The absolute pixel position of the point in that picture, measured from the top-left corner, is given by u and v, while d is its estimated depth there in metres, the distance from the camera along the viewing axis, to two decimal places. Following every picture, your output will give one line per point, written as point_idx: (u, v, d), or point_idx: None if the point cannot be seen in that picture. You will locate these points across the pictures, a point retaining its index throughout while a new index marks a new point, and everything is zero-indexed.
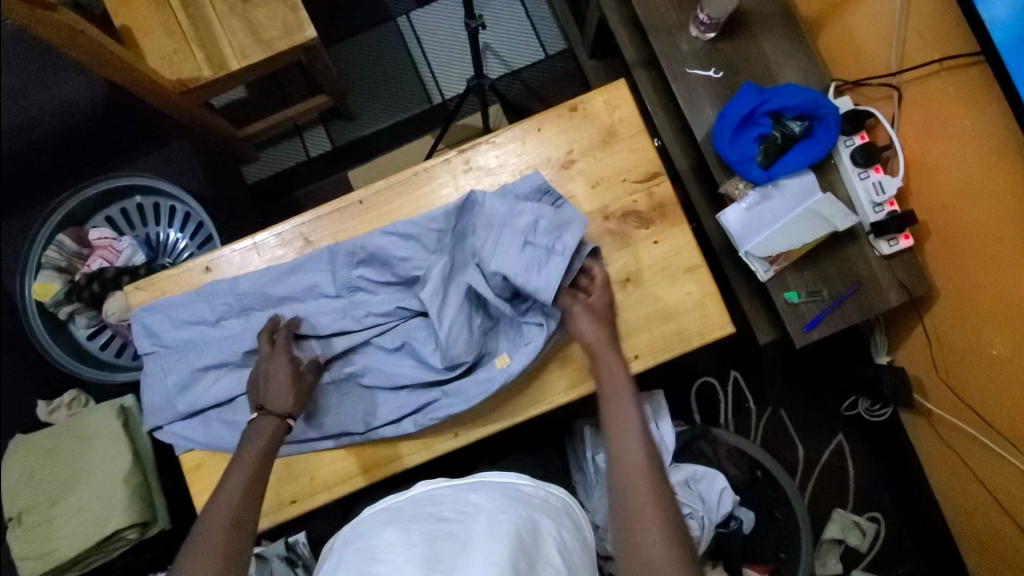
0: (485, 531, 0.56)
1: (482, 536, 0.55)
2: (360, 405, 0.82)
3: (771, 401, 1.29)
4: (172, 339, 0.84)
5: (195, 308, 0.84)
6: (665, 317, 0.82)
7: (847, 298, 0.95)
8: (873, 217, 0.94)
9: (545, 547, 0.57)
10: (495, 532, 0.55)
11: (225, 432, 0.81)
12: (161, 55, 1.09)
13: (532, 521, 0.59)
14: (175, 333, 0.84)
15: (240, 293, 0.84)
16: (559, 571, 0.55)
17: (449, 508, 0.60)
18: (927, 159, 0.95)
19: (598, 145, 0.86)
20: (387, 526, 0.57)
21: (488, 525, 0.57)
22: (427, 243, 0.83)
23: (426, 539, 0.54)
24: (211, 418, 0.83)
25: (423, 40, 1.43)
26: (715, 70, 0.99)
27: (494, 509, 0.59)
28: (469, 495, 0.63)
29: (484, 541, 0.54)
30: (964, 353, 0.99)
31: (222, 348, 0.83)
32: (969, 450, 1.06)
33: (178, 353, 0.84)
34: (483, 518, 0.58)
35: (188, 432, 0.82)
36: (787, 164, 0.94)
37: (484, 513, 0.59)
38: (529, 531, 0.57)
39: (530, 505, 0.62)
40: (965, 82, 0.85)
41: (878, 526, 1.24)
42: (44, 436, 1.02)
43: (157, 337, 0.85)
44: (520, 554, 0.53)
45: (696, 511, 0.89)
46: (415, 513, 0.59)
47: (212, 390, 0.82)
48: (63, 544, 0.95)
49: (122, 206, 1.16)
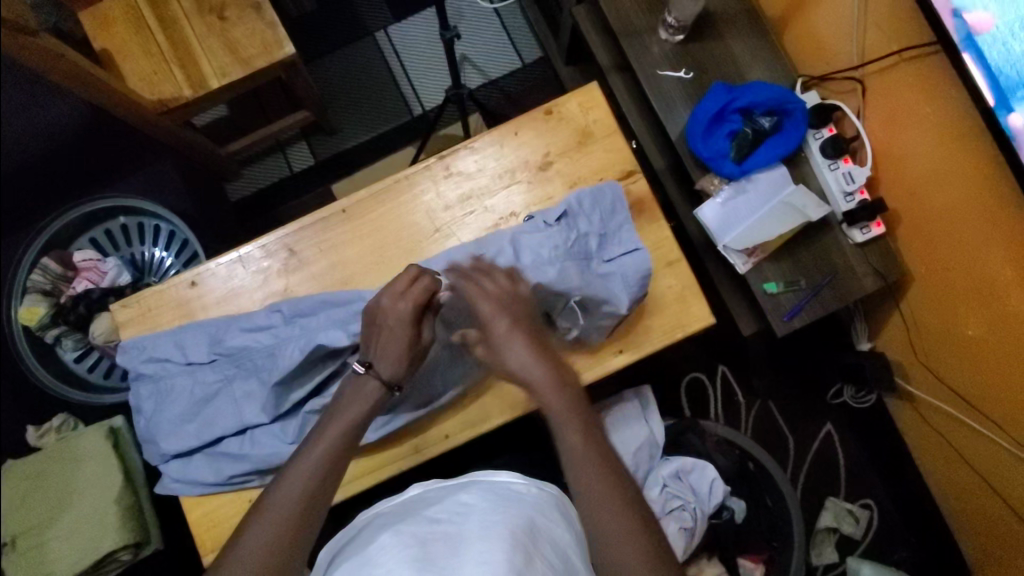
0: (478, 531, 0.57)
1: (475, 536, 0.56)
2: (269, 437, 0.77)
3: (759, 394, 1.32)
4: (147, 369, 0.81)
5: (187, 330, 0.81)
6: (646, 312, 0.83)
7: (824, 286, 0.97)
8: (845, 207, 0.97)
9: (540, 540, 0.59)
10: (488, 533, 0.57)
11: (206, 470, 0.78)
12: (140, 77, 1.10)
13: (530, 519, 0.61)
14: (149, 361, 0.81)
15: (283, 309, 0.81)
16: (553, 563, 0.57)
17: (444, 509, 0.62)
18: (894, 149, 0.98)
19: (574, 146, 0.87)
20: (383, 533, 0.59)
21: (480, 526, 0.58)
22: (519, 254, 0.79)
23: (420, 539, 0.56)
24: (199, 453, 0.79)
25: (401, 53, 1.46)
26: (685, 71, 1.01)
27: (485, 511, 0.61)
28: (460, 496, 0.64)
29: (476, 540, 0.56)
30: (943, 334, 1.01)
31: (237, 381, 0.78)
32: (956, 434, 1.08)
33: (151, 387, 0.80)
34: (476, 519, 0.59)
35: (183, 472, 0.78)
36: (758, 159, 0.97)
37: (476, 514, 0.60)
38: (522, 528, 0.59)
39: (521, 505, 0.63)
40: (925, 72, 0.88)
41: (870, 512, 1.28)
42: (33, 462, 1.02)
43: (142, 363, 0.81)
44: (513, 549, 0.55)
45: (689, 503, 0.92)
46: (410, 517, 0.61)
47: (195, 430, 0.78)
48: (58, 566, 0.94)
49: (105, 227, 1.16)
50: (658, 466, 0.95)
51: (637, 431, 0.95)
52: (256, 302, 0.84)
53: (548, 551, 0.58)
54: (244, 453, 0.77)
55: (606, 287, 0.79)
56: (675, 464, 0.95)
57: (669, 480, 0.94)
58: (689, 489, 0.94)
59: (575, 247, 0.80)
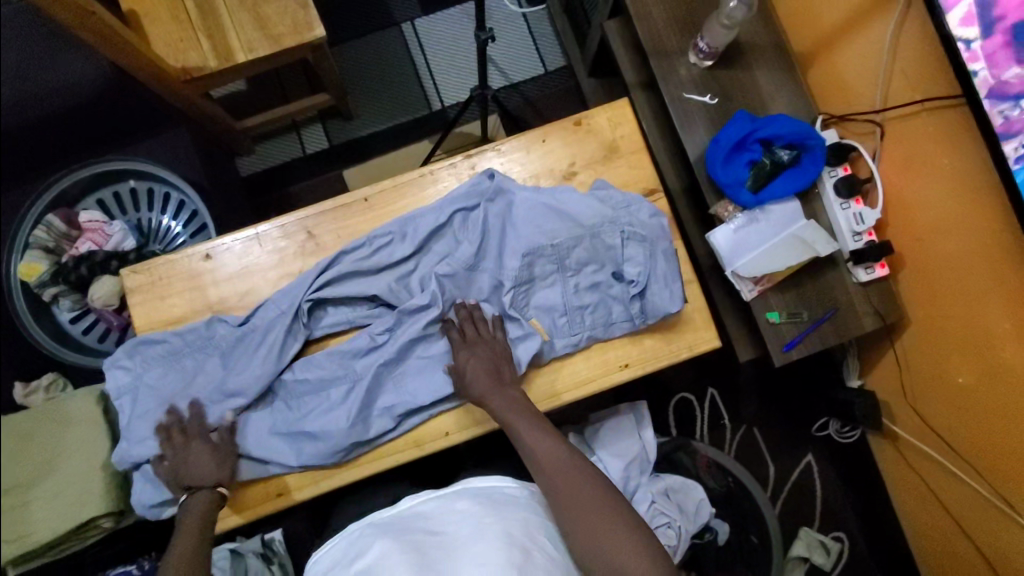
0: (473, 535, 0.59)
1: (471, 542, 0.58)
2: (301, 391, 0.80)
3: (745, 419, 1.34)
4: (183, 356, 0.80)
5: (187, 357, 0.80)
6: (655, 329, 0.83)
7: (824, 321, 1.00)
8: (852, 246, 1.00)
9: (537, 537, 0.61)
10: (483, 535, 0.58)
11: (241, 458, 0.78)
12: (167, 42, 1.09)
13: (522, 517, 0.63)
14: (187, 347, 0.80)
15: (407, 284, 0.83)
16: (551, 556, 0.60)
17: (436, 517, 0.62)
18: (905, 195, 1.01)
19: (600, 159, 0.86)
20: (377, 542, 0.60)
21: (474, 529, 0.59)
22: (551, 221, 0.81)
23: (416, 549, 0.57)
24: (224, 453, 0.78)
25: (425, 45, 1.46)
26: (711, 97, 1.03)
27: (477, 514, 0.62)
28: (453, 501, 0.64)
29: (472, 545, 0.57)
30: (933, 379, 1.04)
31: (257, 351, 0.79)
32: (934, 476, 1.10)
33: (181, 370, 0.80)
34: (469, 525, 0.60)
35: None
36: (774, 190, 0.98)
37: (468, 519, 0.61)
38: (518, 527, 0.60)
39: (515, 506, 0.65)
40: (944, 123, 0.90)
41: (841, 545, 1.30)
42: (15, 421, 0.99)
43: (177, 349, 0.80)
44: (511, 549, 0.57)
45: (674, 521, 0.92)
46: (403, 526, 0.61)
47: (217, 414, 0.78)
48: (38, 528, 0.94)
49: (114, 189, 1.15)
50: (647, 482, 0.96)
51: (627, 446, 0.97)
52: (269, 281, 0.83)
53: (547, 547, 0.61)
54: (303, 374, 0.80)
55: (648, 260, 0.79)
56: (664, 483, 0.97)
57: (657, 496, 0.94)
58: (675, 505, 0.96)
59: (615, 237, 0.80)
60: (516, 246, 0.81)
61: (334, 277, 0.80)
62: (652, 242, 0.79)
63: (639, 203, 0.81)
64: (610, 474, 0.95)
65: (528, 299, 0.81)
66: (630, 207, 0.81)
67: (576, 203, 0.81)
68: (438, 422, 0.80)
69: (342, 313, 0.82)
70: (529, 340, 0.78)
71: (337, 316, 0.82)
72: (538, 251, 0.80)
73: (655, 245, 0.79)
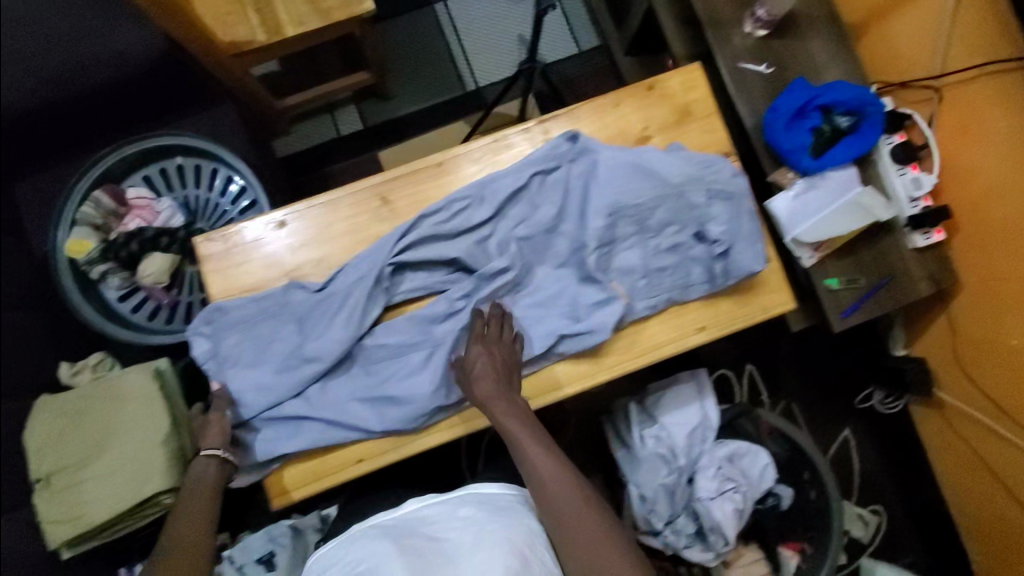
0: (473, 545, 0.61)
1: (471, 553, 0.60)
2: (375, 358, 0.79)
3: (784, 394, 1.36)
4: (258, 323, 0.79)
5: (263, 323, 0.78)
6: (731, 292, 0.82)
7: (881, 288, 1.01)
8: (911, 212, 1.00)
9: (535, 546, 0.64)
10: (485, 545, 0.61)
11: (315, 427, 0.77)
12: (216, 17, 1.09)
13: (522, 527, 0.65)
14: (262, 313, 0.79)
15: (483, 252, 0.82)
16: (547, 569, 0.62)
17: (436, 524, 0.64)
18: (960, 160, 1.01)
19: (672, 123, 0.87)
20: (381, 543, 0.61)
21: (476, 538, 0.62)
22: (634, 181, 0.81)
23: (418, 555, 0.59)
24: (299, 423, 0.77)
25: (459, 26, 1.45)
26: (766, 66, 1.04)
27: (480, 522, 0.64)
28: (458, 508, 0.66)
29: (474, 554, 0.60)
30: (986, 343, 1.04)
31: (335, 315, 0.77)
32: (984, 443, 1.10)
33: (259, 337, 0.78)
34: (471, 534, 0.62)
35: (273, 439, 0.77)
36: (834, 156, 0.98)
37: (472, 527, 0.63)
38: (518, 537, 0.63)
39: (515, 513, 0.67)
40: (1005, 86, 0.94)
41: (880, 518, 1.33)
42: (69, 398, 0.98)
43: (253, 315, 0.79)
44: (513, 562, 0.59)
45: (740, 486, 0.94)
46: (407, 530, 0.63)
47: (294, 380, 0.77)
48: (97, 506, 0.91)
49: (161, 166, 1.13)
50: (713, 449, 0.97)
51: (688, 415, 0.97)
52: (342, 248, 0.82)
53: (545, 559, 0.63)
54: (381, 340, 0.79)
55: (731, 221, 0.79)
56: (730, 447, 0.96)
57: (723, 462, 0.95)
58: (740, 472, 0.96)
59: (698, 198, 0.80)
60: (600, 205, 0.80)
61: (413, 240, 0.79)
62: (735, 202, 0.79)
63: (721, 163, 0.81)
64: (675, 441, 0.95)
65: (610, 262, 0.80)
66: (713, 166, 0.81)
67: (658, 161, 0.81)
68: (518, 387, 0.80)
69: (419, 278, 0.81)
70: (612, 303, 0.78)
71: (414, 282, 0.81)
72: (622, 210, 0.80)
73: (740, 206, 0.79)
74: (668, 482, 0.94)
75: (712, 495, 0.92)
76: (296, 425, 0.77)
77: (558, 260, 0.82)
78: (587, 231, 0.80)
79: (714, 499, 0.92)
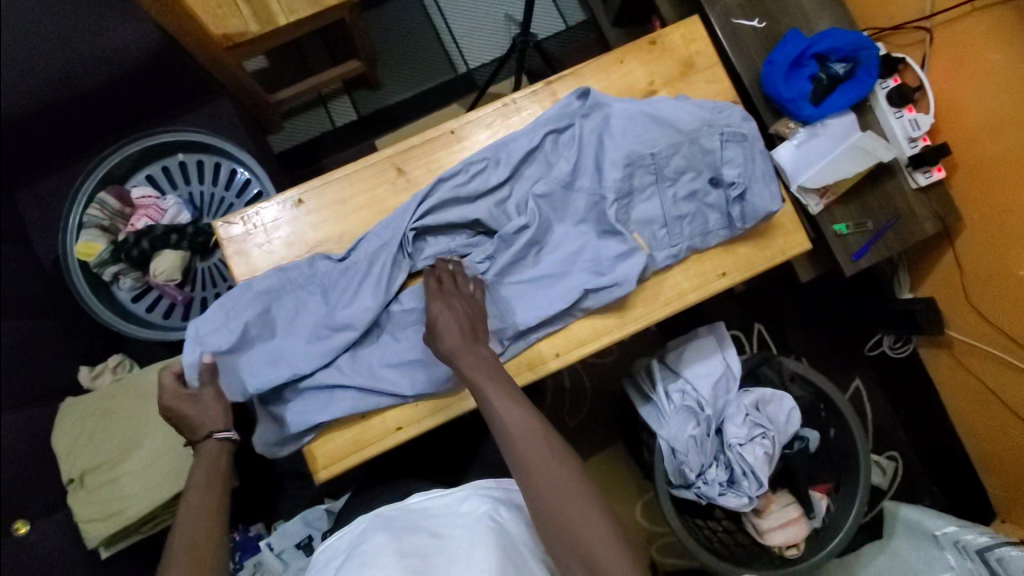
0: (468, 545, 0.62)
1: (465, 555, 0.61)
2: (403, 324, 0.81)
3: (794, 349, 1.39)
4: (290, 293, 0.81)
5: (288, 296, 0.80)
6: (746, 237, 0.85)
7: (889, 229, 1.03)
8: (910, 152, 1.03)
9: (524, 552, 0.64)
10: (478, 543, 0.62)
11: (351, 395, 0.79)
12: (206, 9, 1.07)
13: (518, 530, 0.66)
14: (292, 285, 0.80)
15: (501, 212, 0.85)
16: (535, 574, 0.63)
17: (433, 521, 0.65)
18: (956, 98, 1.04)
19: (676, 76, 0.89)
20: (380, 533, 0.63)
21: (472, 537, 0.63)
22: (647, 131, 0.83)
23: (414, 551, 0.60)
24: (337, 394, 0.79)
25: (444, 8, 1.45)
26: (759, 20, 1.05)
27: (474, 522, 0.65)
28: (459, 504, 0.68)
29: (468, 553, 0.61)
30: (992, 276, 1.07)
31: (364, 281, 0.80)
32: (994, 376, 1.13)
33: (291, 308, 0.80)
34: (467, 534, 0.64)
35: (309, 410, 0.78)
36: (833, 103, 1.00)
37: (467, 526, 0.65)
38: (510, 541, 0.64)
39: (510, 512, 0.68)
40: (995, 20, 0.93)
41: (896, 463, 1.35)
42: (96, 399, 0.98)
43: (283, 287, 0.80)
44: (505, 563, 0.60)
45: (769, 431, 0.95)
46: (408, 524, 0.64)
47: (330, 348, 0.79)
48: (133, 502, 0.92)
49: (163, 164, 1.12)
50: (738, 397, 0.98)
51: (710, 366, 0.99)
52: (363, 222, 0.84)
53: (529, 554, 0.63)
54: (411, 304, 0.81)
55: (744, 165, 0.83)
56: (757, 394, 0.97)
57: (751, 409, 0.96)
58: (767, 418, 0.97)
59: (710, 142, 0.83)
60: (616, 157, 0.83)
61: (436, 204, 0.82)
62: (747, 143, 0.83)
63: (730, 107, 0.84)
64: (700, 393, 0.98)
65: (628, 213, 0.85)
66: (723, 112, 0.84)
67: (671, 109, 0.83)
68: (547, 345, 0.82)
69: (442, 242, 0.84)
70: (634, 253, 0.82)
71: (437, 246, 0.83)
72: (638, 160, 0.83)
73: (752, 150, 0.83)
74: (697, 434, 0.95)
75: (743, 441, 0.94)
76: (329, 394, 0.79)
77: (576, 215, 0.84)
78: (604, 184, 0.83)
79: (746, 445, 0.94)
